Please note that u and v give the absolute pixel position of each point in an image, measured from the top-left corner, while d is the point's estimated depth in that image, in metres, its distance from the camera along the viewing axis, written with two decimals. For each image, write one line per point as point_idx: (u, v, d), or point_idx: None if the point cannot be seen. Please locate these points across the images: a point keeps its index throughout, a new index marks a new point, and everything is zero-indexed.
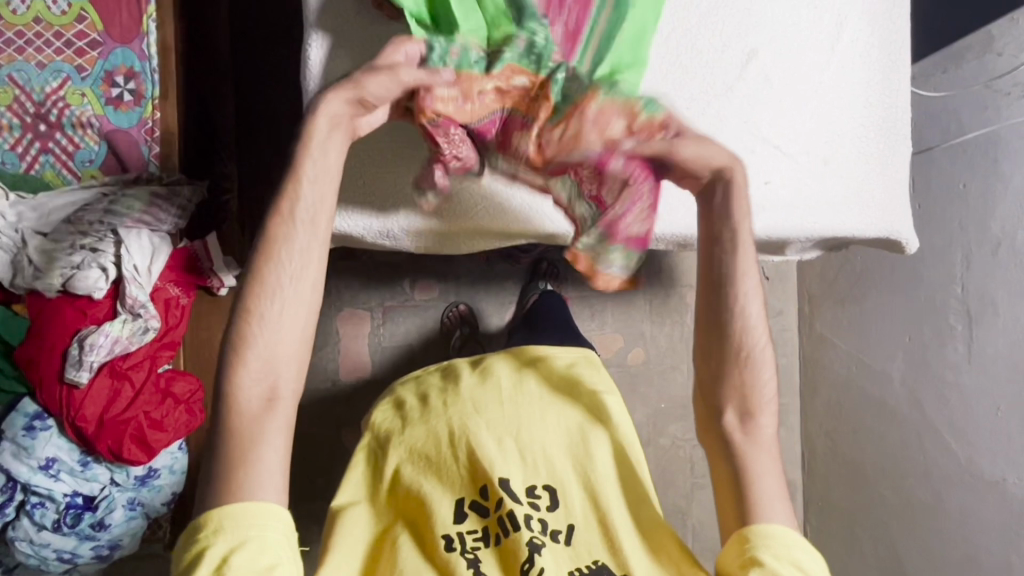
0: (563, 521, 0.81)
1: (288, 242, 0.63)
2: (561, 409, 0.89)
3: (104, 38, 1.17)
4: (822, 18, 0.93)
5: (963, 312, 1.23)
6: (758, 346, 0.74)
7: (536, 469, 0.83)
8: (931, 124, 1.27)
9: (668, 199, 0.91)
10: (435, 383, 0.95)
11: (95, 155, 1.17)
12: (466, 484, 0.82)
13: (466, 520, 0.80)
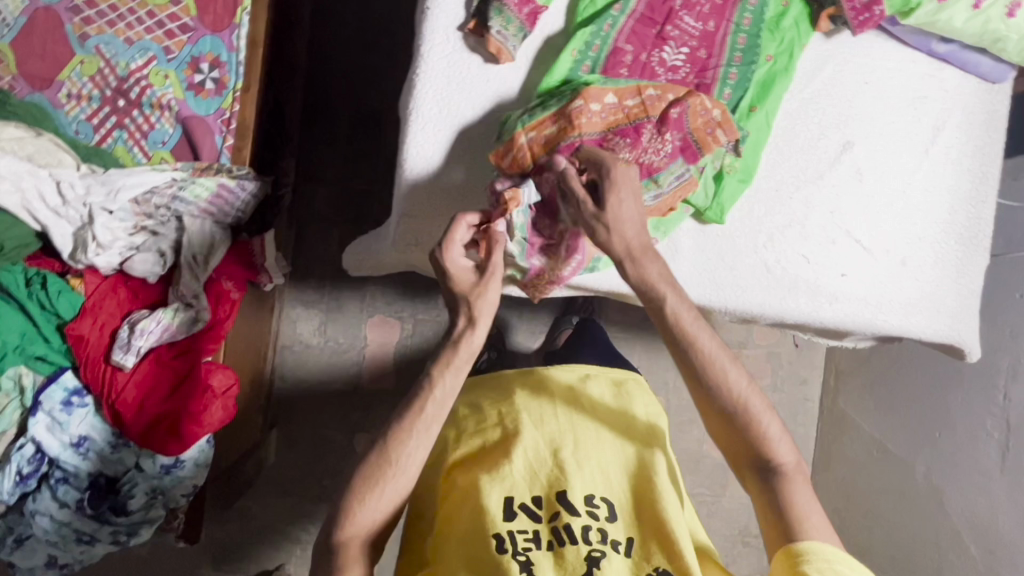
0: (622, 533, 0.72)
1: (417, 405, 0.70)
2: (613, 423, 0.80)
3: (196, 24, 1.18)
4: (920, 121, 0.93)
5: (1002, 419, 1.23)
6: (753, 398, 0.71)
7: (591, 479, 0.74)
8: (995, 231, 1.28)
9: (747, 276, 0.90)
10: (486, 386, 0.85)
11: (168, 137, 1.16)
12: (520, 485, 0.74)
13: (517, 519, 0.71)
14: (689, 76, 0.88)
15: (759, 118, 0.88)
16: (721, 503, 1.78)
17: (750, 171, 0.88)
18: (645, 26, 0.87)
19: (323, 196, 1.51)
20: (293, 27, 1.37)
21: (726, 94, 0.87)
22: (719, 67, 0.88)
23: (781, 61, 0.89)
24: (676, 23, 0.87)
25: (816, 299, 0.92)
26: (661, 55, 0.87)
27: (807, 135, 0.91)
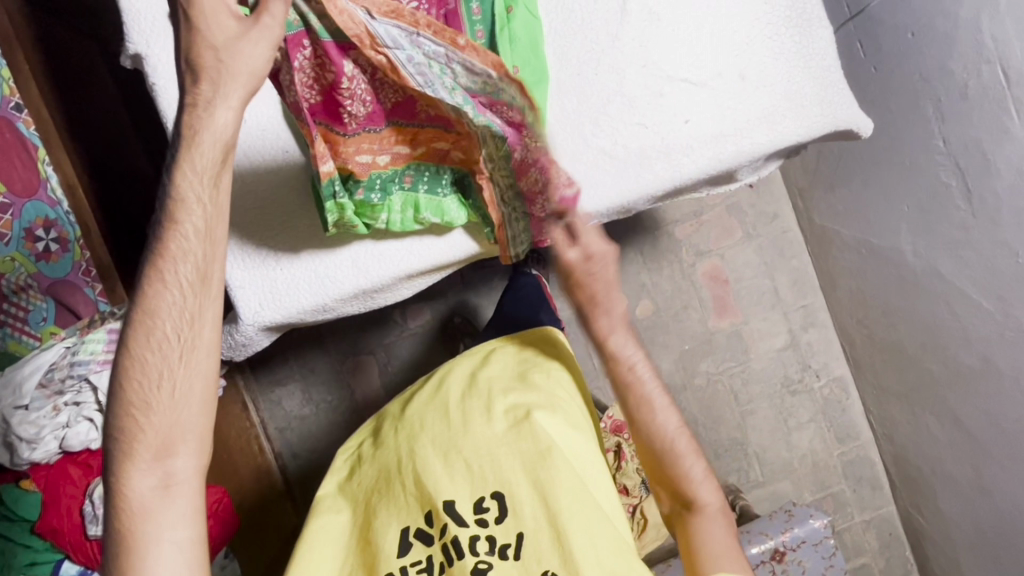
0: (513, 533, 0.69)
1: (163, 340, 0.67)
2: (513, 406, 0.77)
3: (10, 198, 1.11)
4: None
5: (952, 165, 1.13)
6: (678, 441, 0.84)
7: (480, 479, 0.71)
8: None
9: (592, 175, 0.85)
10: (393, 410, 0.83)
11: (46, 313, 1.17)
12: (412, 508, 0.71)
13: (411, 551, 0.69)
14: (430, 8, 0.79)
15: (521, 15, 0.82)
16: (751, 367, 1.73)
17: (542, 73, 0.83)
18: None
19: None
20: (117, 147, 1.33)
21: (475, 9, 0.80)
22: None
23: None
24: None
25: (671, 160, 0.85)
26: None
27: (582, 4, 0.84)
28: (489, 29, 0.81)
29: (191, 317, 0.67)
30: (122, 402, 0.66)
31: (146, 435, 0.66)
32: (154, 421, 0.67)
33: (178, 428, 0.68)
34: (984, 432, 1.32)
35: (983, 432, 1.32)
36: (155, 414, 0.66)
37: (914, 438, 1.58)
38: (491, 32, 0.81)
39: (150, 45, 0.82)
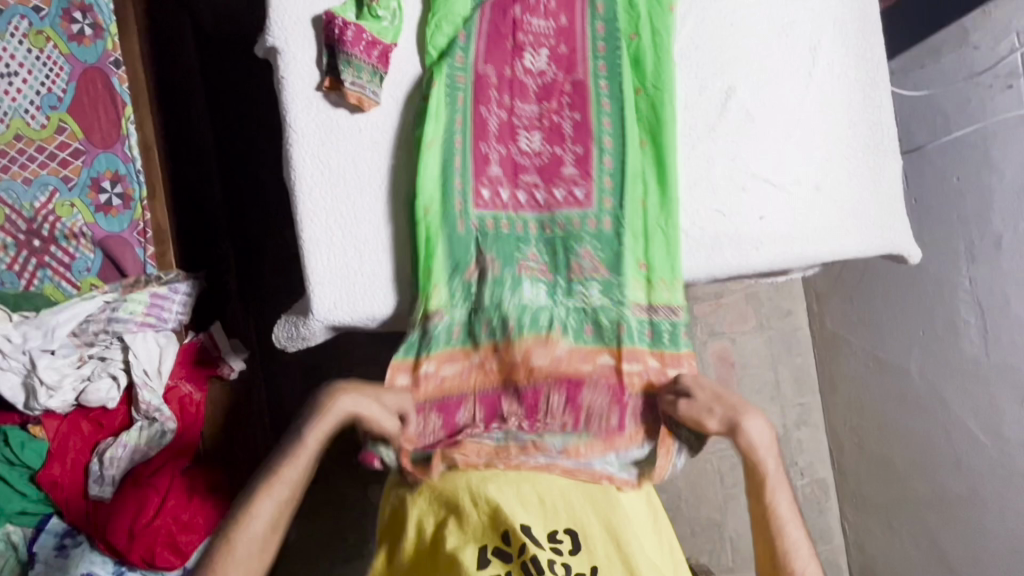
0: (587, 564, 0.76)
1: (285, 484, 0.76)
2: (571, 452, 0.85)
3: (86, 146, 1.17)
4: (796, 47, 0.93)
5: (973, 303, 1.22)
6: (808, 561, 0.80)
7: (553, 515, 0.79)
8: (917, 123, 1.27)
9: (667, 245, 0.90)
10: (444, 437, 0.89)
11: (91, 263, 1.17)
12: (486, 531, 0.77)
13: (490, 566, 0.75)
14: (559, 75, 0.90)
15: (643, 98, 0.90)
16: None
17: (659, 148, 0.90)
18: (499, 46, 0.89)
19: (269, 269, 1.46)
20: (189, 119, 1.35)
21: (602, 85, 0.90)
22: (587, 62, 0.90)
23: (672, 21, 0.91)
24: (528, 30, 0.89)
25: (741, 249, 0.91)
26: (524, 62, 0.89)
27: (687, 91, 0.92)
28: (613, 101, 0.90)
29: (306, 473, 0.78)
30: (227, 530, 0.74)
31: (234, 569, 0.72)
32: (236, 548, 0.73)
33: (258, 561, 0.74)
34: (960, 559, 1.37)
35: (959, 560, 1.37)
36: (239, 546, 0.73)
37: (887, 552, 1.63)
38: (615, 103, 0.90)
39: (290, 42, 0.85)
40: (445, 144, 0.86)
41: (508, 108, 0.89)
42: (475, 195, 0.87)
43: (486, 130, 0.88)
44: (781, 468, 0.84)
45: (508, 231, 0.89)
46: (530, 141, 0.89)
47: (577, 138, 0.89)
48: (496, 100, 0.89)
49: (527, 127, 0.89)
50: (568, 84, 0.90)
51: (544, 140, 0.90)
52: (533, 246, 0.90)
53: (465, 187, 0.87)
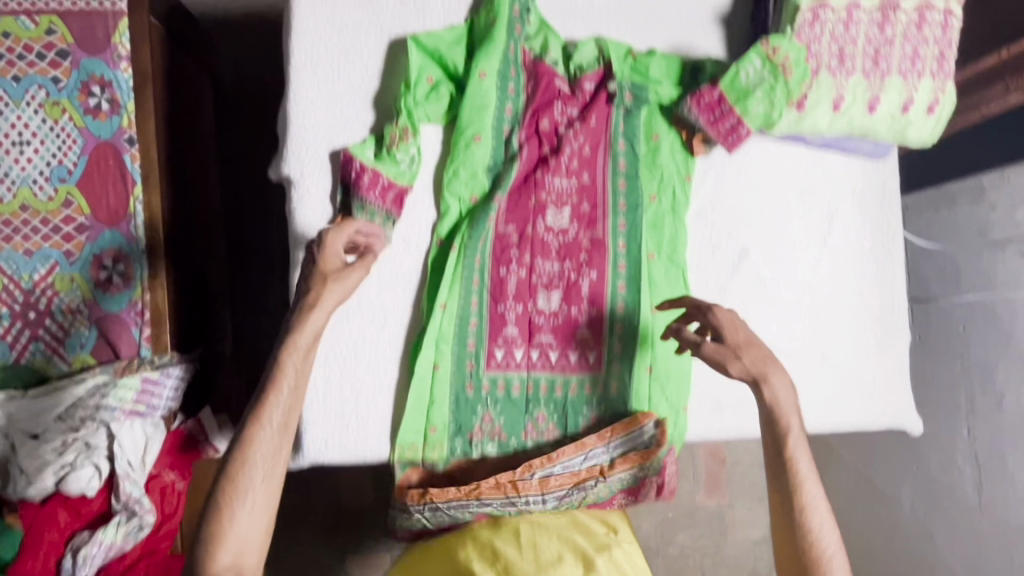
0: None
1: (260, 451, 0.82)
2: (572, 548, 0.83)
3: (92, 221, 1.16)
4: (816, 221, 1.06)
5: (971, 455, 1.21)
6: None
7: None
8: (928, 264, 1.27)
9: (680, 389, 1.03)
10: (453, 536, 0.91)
11: (86, 340, 1.16)
12: None
13: None
14: (579, 231, 1.04)
15: (659, 264, 1.04)
16: (725, 552, 1.75)
17: (662, 310, 1.03)
18: (516, 206, 1.03)
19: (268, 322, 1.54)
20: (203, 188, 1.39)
21: (619, 245, 1.04)
22: (607, 218, 1.05)
23: (665, 202, 1.05)
24: (550, 189, 1.03)
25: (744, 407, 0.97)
26: (545, 222, 1.03)
27: (704, 253, 1.05)
28: (629, 266, 1.04)
29: (275, 456, 0.83)
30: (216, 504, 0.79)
31: (224, 555, 0.77)
32: (235, 529, 0.78)
33: (246, 546, 0.79)
34: None
35: None
36: (232, 536, 0.78)
37: None
38: (630, 269, 1.04)
39: (309, 176, 0.99)
40: (458, 300, 1.00)
41: (528, 266, 1.03)
42: (488, 357, 1.01)
43: (506, 288, 1.02)
44: (803, 427, 0.89)
45: (519, 392, 1.02)
46: (548, 299, 1.03)
47: (591, 301, 1.04)
48: (515, 259, 1.02)
49: (546, 286, 1.03)
50: (587, 241, 1.04)
51: (561, 299, 1.03)
52: (542, 407, 1.02)
53: (478, 350, 1.01)
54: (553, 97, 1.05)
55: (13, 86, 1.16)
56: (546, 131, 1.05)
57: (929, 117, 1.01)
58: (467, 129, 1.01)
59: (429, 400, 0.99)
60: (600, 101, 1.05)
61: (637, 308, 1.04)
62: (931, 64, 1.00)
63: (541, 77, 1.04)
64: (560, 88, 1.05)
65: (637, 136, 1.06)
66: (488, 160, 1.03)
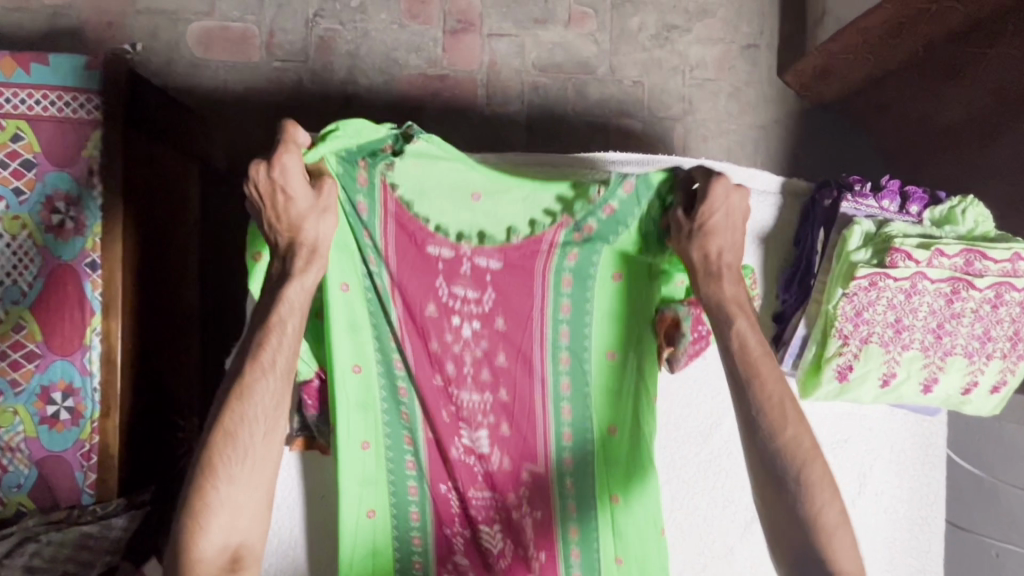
0: None
1: (252, 426, 0.80)
2: None
3: (43, 350, 1.06)
4: (852, 476, 1.05)
5: None
6: None
7: None
8: None
9: None
10: None
11: (24, 479, 1.05)
12: None
13: None
14: (505, 456, 0.98)
15: (633, 520, 0.99)
16: None
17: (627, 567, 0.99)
18: (432, 418, 0.96)
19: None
20: (173, 307, 1.29)
21: (569, 487, 1.00)
22: (546, 450, 0.99)
23: (610, 434, 0.98)
24: (460, 403, 0.96)
25: None
26: (464, 441, 0.97)
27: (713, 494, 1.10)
28: (586, 516, 1.00)
29: (273, 398, 0.81)
30: (206, 463, 0.79)
31: (213, 528, 0.79)
32: (229, 487, 0.79)
33: (243, 511, 0.81)
34: None
35: None
36: (235, 480, 0.80)
37: None
38: (582, 517, 1.00)
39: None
40: (390, 505, 1.01)
41: (461, 491, 0.99)
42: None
43: (446, 506, 1.00)
44: None
45: None
46: (491, 533, 1.00)
47: (540, 544, 1.01)
48: (448, 478, 0.99)
49: (484, 518, 1.00)
50: (528, 472, 0.99)
51: (503, 532, 1.00)
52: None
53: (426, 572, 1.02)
54: (434, 275, 0.90)
55: None
56: (455, 326, 0.92)
57: (993, 396, 1.02)
58: (333, 306, 0.90)
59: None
60: (510, 276, 0.90)
61: (594, 546, 1.00)
62: (1003, 345, 1.00)
63: (406, 250, 0.88)
64: (437, 258, 0.89)
65: (589, 335, 0.95)
66: (385, 347, 0.94)
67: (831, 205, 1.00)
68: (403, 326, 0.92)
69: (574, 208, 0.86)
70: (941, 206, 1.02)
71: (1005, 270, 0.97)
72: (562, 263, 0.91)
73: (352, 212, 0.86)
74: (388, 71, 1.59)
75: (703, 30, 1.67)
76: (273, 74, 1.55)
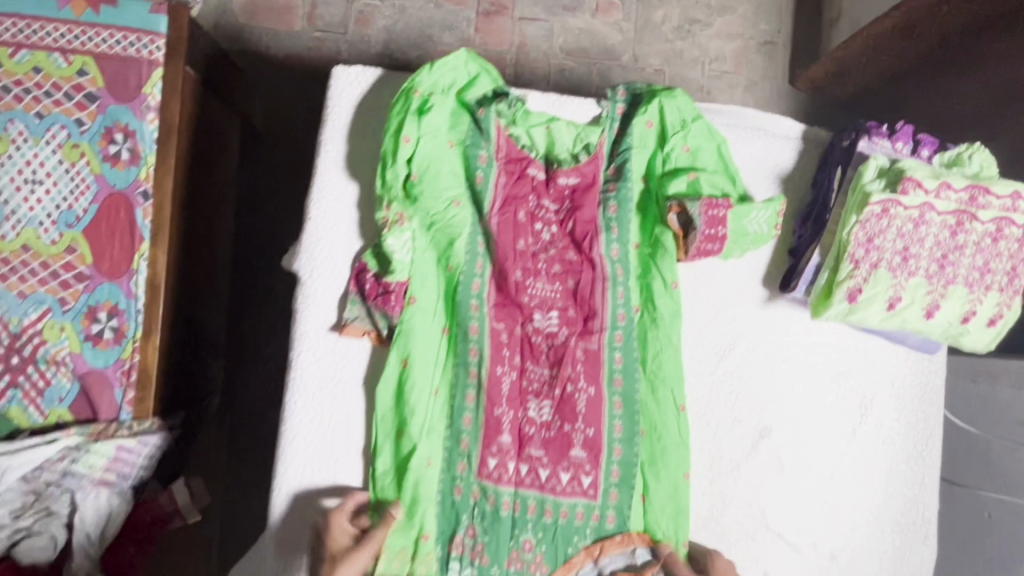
0: None
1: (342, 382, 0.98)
2: None
3: (92, 272, 1.12)
4: (848, 406, 1.06)
5: None
6: None
7: None
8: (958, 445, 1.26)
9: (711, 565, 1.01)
10: None
11: (65, 393, 1.10)
12: None
13: None
14: (569, 336, 1.02)
15: (662, 441, 1.00)
16: None
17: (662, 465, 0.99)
18: (505, 300, 1.02)
19: (256, 378, 1.47)
20: (207, 233, 1.33)
21: (617, 382, 1.02)
22: (604, 330, 1.02)
23: (650, 320, 1.03)
24: (531, 291, 1.02)
25: None
26: (534, 323, 1.02)
27: (721, 424, 1.03)
28: (625, 424, 1.01)
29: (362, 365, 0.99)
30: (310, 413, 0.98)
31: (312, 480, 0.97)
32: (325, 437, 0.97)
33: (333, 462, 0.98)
34: None
35: None
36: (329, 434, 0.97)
37: None
38: (627, 429, 1.00)
39: (317, 267, 1.01)
40: (450, 390, 1.00)
41: (519, 369, 1.01)
42: (480, 464, 0.98)
43: (497, 389, 0.99)
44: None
45: (507, 512, 0.97)
46: (541, 408, 1.00)
47: (588, 421, 0.99)
48: (507, 360, 1.01)
49: (537, 394, 1.00)
50: (582, 350, 1.01)
51: (554, 411, 1.00)
52: (529, 532, 0.97)
53: (467, 469, 0.98)
54: (528, 168, 1.05)
55: (35, 122, 1.12)
56: (538, 231, 1.04)
57: (990, 329, 1.03)
58: (435, 173, 1.01)
59: (417, 496, 0.96)
60: (587, 189, 1.05)
61: (636, 431, 1.01)
62: (1000, 279, 1.02)
63: (510, 170, 1.04)
64: (534, 179, 1.05)
65: (629, 239, 1.05)
66: (476, 247, 1.02)
67: (849, 145, 1.06)
68: (499, 196, 1.03)
69: (652, 117, 1.05)
70: (950, 150, 1.06)
71: (1006, 207, 1.01)
72: (605, 193, 1.05)
73: (472, 141, 1.03)
74: (422, 46, 1.66)
75: (724, 26, 1.76)
76: (313, 45, 1.62)
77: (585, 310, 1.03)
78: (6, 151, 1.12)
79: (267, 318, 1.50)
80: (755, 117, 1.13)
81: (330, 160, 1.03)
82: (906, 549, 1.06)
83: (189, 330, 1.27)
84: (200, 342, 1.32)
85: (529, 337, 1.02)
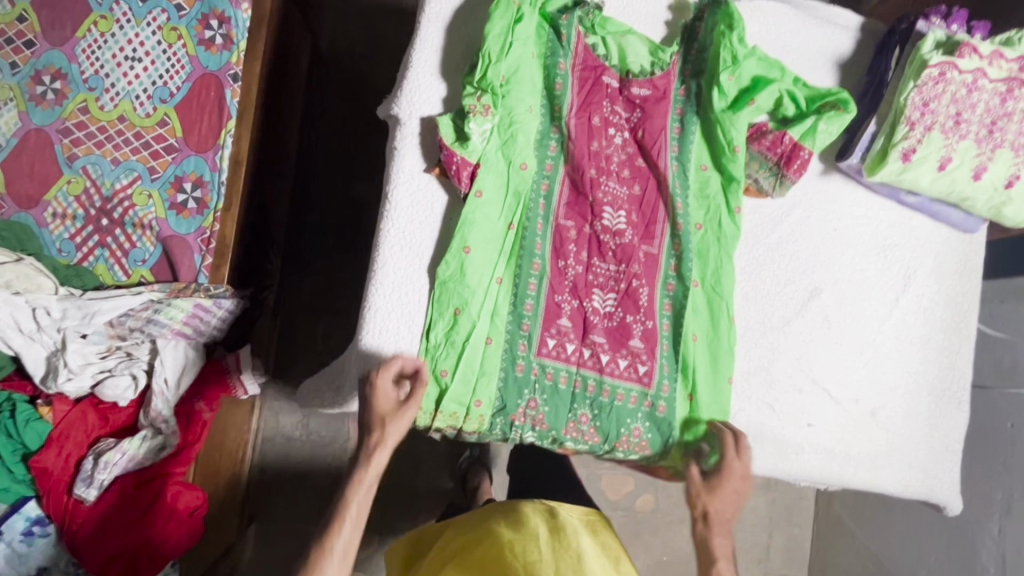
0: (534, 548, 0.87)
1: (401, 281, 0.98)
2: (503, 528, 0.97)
3: (181, 145, 1.20)
4: (893, 273, 1.12)
5: (997, 555, 1.20)
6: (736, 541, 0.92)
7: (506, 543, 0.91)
8: (987, 363, 1.29)
9: (756, 415, 1.05)
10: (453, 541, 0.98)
11: (148, 256, 1.18)
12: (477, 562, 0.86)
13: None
14: (634, 236, 1.03)
15: (722, 332, 1.03)
16: None
17: (717, 358, 1.03)
18: (577, 198, 1.03)
19: (308, 284, 1.58)
20: (280, 120, 1.41)
21: (670, 286, 1.04)
22: (665, 235, 1.05)
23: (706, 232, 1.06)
24: (606, 189, 1.02)
25: (784, 453, 1.04)
26: (603, 222, 1.02)
27: (774, 282, 1.09)
28: (672, 324, 1.04)
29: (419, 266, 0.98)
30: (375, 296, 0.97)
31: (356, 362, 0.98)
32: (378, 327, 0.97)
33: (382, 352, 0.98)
34: None
35: None
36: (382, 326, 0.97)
37: None
38: (674, 328, 1.03)
39: (403, 139, 0.98)
40: (514, 278, 0.98)
41: (585, 263, 1.01)
42: (540, 343, 0.97)
43: (563, 279, 1.00)
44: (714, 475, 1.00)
45: (566, 386, 0.98)
46: (604, 300, 1.01)
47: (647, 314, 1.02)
48: (574, 254, 1.01)
49: (601, 286, 1.01)
50: (643, 252, 1.03)
51: (617, 302, 1.01)
52: (586, 407, 0.98)
53: (528, 350, 0.97)
54: (605, 80, 1.05)
55: (139, 6, 1.21)
56: (611, 136, 1.05)
57: None
58: (523, 70, 1.00)
59: (481, 369, 0.95)
60: (657, 102, 1.06)
61: (688, 334, 1.03)
62: None
63: (584, 79, 1.04)
64: (608, 86, 1.05)
65: (690, 159, 1.07)
66: (550, 150, 1.02)
67: (908, 27, 1.09)
68: (574, 100, 1.03)
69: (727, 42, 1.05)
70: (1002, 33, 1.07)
71: None
72: (676, 114, 1.08)
73: (552, 51, 1.02)
74: None
75: None
76: None
77: (649, 214, 1.05)
78: (110, 30, 1.20)
79: (324, 212, 1.60)
80: (817, 7, 1.16)
81: (434, 19, 1.01)
82: (941, 410, 1.11)
83: (253, 228, 1.32)
84: (265, 218, 1.39)
85: (591, 237, 1.02)
